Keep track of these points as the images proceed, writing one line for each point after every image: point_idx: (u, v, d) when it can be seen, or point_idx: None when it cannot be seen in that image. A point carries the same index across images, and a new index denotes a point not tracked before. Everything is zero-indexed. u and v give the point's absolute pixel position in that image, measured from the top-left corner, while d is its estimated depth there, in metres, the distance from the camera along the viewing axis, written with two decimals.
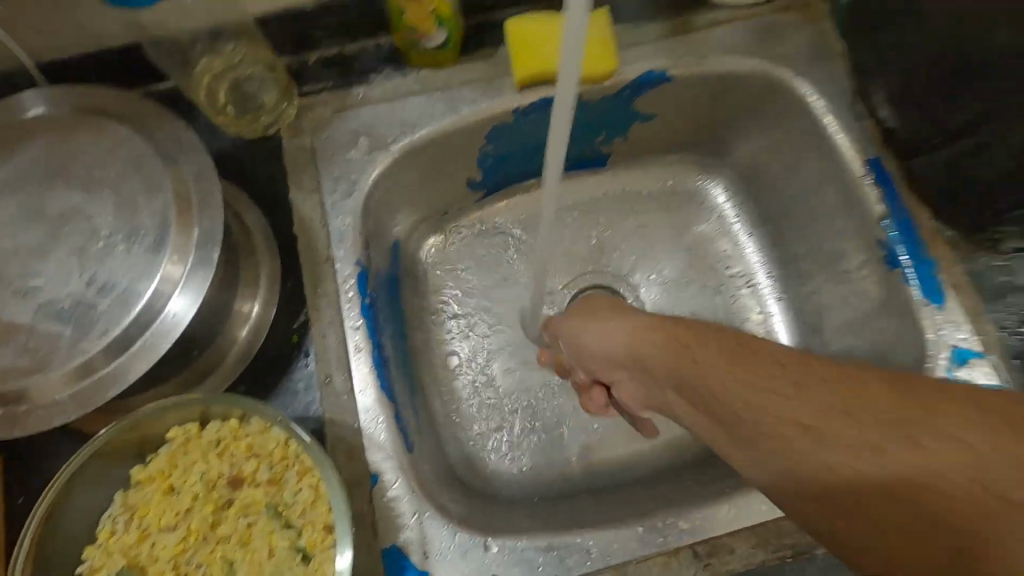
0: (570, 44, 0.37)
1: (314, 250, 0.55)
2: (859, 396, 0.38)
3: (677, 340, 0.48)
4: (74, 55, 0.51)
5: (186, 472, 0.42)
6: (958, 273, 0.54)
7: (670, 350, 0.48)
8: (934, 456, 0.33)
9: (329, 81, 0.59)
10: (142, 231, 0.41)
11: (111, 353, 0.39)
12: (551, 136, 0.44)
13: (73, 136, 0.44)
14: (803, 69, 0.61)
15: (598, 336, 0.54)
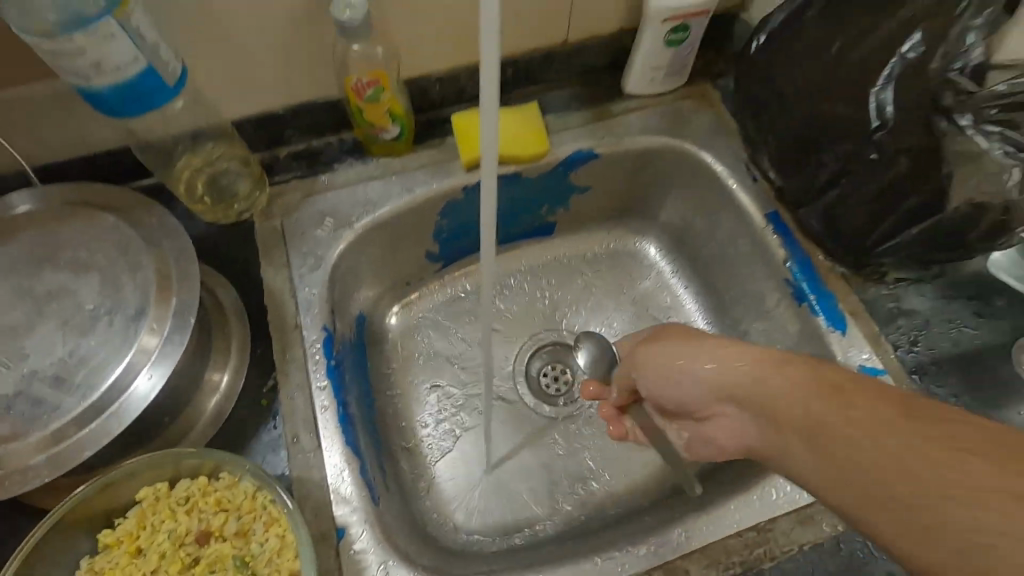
0: (488, 123, 0.41)
1: (283, 319, 0.59)
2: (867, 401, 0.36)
3: (769, 364, 0.43)
4: (64, 158, 0.57)
5: (154, 532, 0.43)
6: (854, 302, 0.63)
7: (760, 375, 0.43)
8: (923, 456, 0.31)
9: (297, 172, 0.67)
10: (124, 305, 0.45)
11: (89, 416, 0.42)
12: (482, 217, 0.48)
13: (63, 226, 0.49)
14: (705, 143, 0.73)
15: (689, 368, 0.49)
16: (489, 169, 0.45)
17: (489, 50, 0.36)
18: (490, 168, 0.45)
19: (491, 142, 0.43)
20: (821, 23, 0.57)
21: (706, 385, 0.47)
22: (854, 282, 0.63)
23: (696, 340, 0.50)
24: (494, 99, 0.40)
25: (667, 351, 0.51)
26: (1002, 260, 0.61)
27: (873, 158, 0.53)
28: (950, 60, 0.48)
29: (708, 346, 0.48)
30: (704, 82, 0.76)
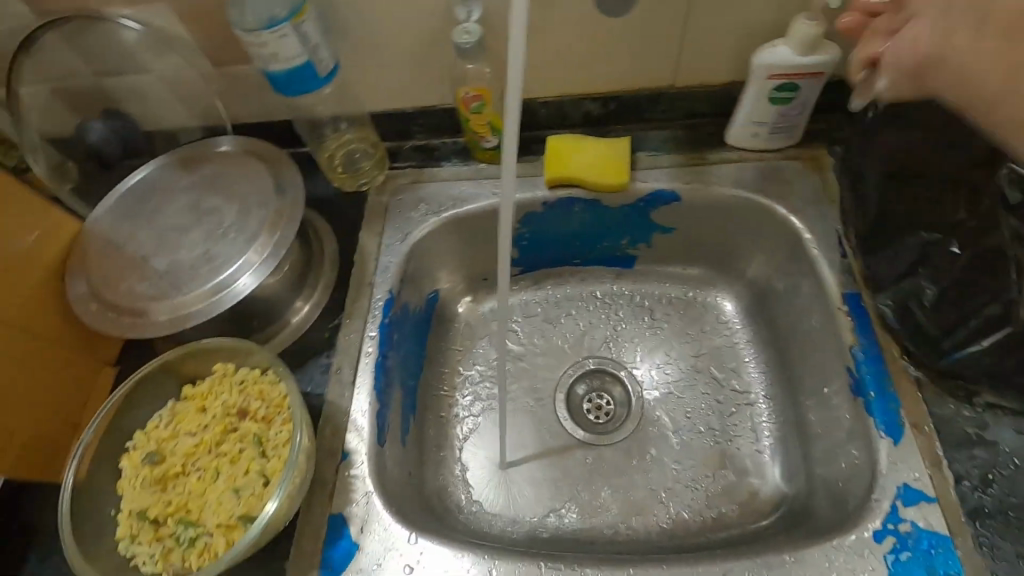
0: (507, 141, 0.51)
1: (363, 275, 0.72)
2: None
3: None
4: (254, 123, 0.77)
5: (216, 398, 0.57)
6: (921, 413, 0.54)
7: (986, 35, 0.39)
8: None
9: (413, 161, 0.79)
10: (248, 228, 0.61)
11: (202, 298, 0.58)
12: (502, 222, 0.58)
13: (232, 165, 0.67)
14: (799, 208, 0.69)
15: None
16: (508, 180, 0.54)
17: (511, 78, 0.47)
18: (510, 176, 0.54)
19: (511, 155, 0.52)
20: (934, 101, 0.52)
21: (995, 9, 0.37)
22: (926, 391, 0.55)
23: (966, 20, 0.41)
24: (512, 123, 0.49)
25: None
26: None
27: (954, 253, 0.51)
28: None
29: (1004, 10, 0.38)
30: (818, 147, 0.73)
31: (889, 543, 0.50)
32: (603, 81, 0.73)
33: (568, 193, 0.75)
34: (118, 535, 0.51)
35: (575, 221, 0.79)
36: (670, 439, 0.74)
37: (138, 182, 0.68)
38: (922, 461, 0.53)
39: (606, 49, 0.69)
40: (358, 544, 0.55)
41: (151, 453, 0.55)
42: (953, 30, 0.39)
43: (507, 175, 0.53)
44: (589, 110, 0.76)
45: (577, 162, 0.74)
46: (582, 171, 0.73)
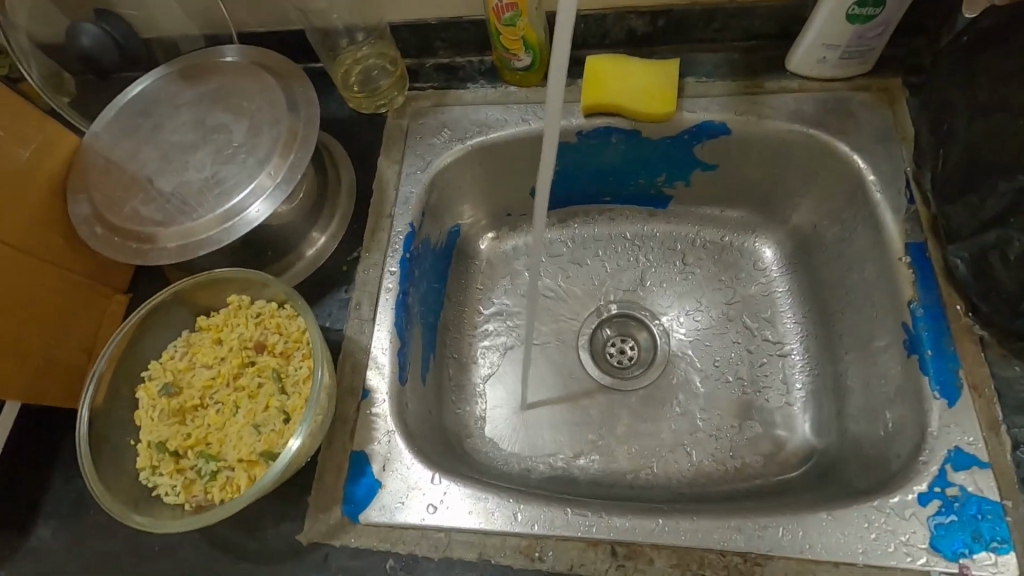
0: (556, 56, 0.45)
1: (382, 206, 0.67)
2: None
3: None
4: (262, 31, 0.70)
5: (231, 330, 0.54)
6: (981, 375, 0.51)
7: None
8: None
9: (436, 82, 0.72)
10: (259, 148, 0.56)
11: (211, 225, 0.54)
12: (542, 152, 0.52)
13: (239, 78, 0.61)
14: (864, 145, 0.62)
15: None
16: (555, 100, 0.48)
17: None
18: (557, 93, 0.48)
19: (560, 70, 0.46)
20: None
21: None
22: (991, 352, 0.52)
23: None
24: (565, 31, 0.43)
25: None
26: None
27: None
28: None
29: None
30: (892, 77, 0.64)
31: (934, 506, 0.48)
32: None
33: (604, 123, 0.68)
34: (139, 465, 0.50)
35: (611, 154, 0.72)
36: (696, 388, 0.72)
37: (137, 95, 0.62)
38: (978, 424, 0.50)
39: None
40: (380, 482, 0.54)
41: (167, 384, 0.53)
42: None
43: (554, 95, 0.47)
44: (634, 27, 0.67)
45: (619, 87, 0.66)
46: (624, 97, 0.66)
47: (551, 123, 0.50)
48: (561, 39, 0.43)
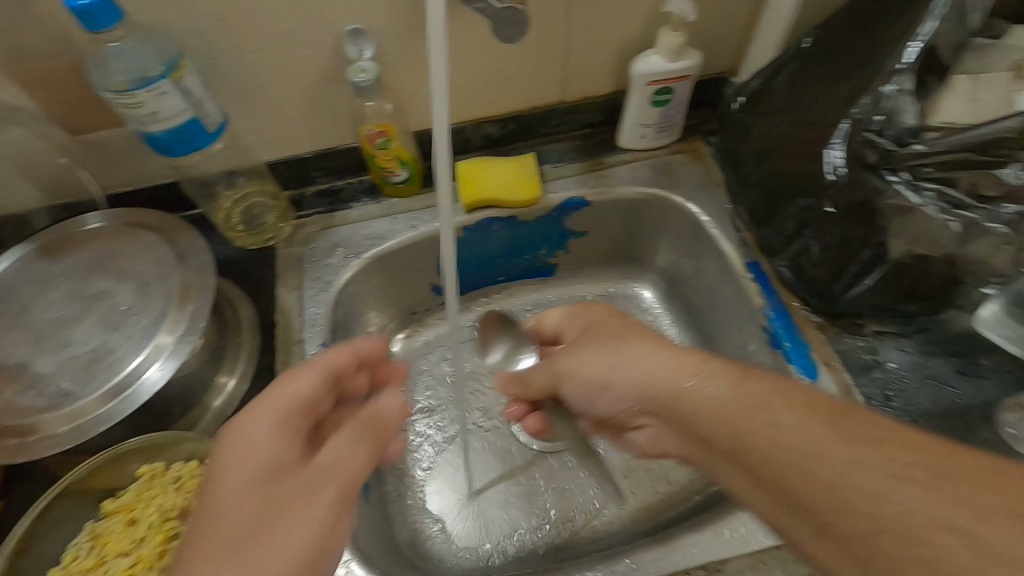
0: (440, 163, 0.52)
1: (289, 333, 0.67)
2: (882, 446, 0.37)
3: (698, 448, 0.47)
4: (130, 190, 0.69)
5: (147, 505, 0.50)
6: (829, 352, 0.63)
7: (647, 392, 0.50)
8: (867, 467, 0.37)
9: (320, 208, 0.76)
10: (152, 307, 0.55)
11: (105, 398, 0.50)
12: (441, 243, 0.58)
13: (116, 240, 0.60)
14: (692, 194, 0.77)
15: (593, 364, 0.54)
16: (445, 200, 0.54)
17: (437, 96, 0.47)
18: (446, 193, 0.54)
19: (446, 173, 0.52)
20: (787, 87, 0.61)
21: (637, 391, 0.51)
22: (828, 331, 0.64)
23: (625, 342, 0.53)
24: (443, 140, 0.50)
25: (600, 357, 0.53)
26: (988, 316, 0.59)
27: (829, 212, 0.55)
28: (876, 114, 0.50)
29: (631, 351, 0.52)
30: (697, 140, 0.81)
31: None
32: (498, 104, 0.76)
33: (484, 215, 0.76)
34: None
35: (496, 240, 0.80)
36: None
37: None
38: (838, 391, 0.61)
39: (498, 70, 0.71)
40: None
41: None
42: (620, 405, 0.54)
43: (444, 194, 0.53)
44: (489, 132, 0.79)
45: (488, 184, 0.76)
46: (497, 192, 0.75)
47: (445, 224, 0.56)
48: (440, 151, 0.50)
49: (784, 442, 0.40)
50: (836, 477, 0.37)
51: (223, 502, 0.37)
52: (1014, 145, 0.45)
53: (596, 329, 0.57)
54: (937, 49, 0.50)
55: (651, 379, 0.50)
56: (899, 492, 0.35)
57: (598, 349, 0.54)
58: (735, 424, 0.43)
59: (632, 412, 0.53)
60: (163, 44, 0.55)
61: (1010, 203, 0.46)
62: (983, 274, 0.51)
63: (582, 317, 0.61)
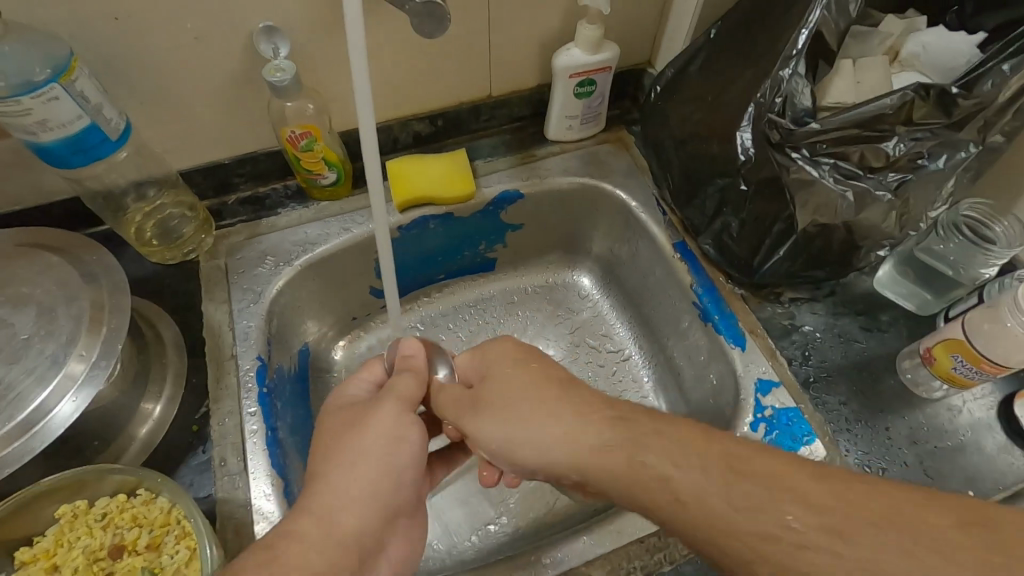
0: (370, 161, 0.51)
1: (220, 350, 0.63)
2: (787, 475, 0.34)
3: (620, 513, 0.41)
4: (23, 209, 0.63)
5: (71, 548, 0.46)
6: (753, 320, 0.68)
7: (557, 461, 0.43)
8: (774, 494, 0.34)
9: (243, 216, 0.72)
10: (58, 333, 0.50)
11: (10, 437, 0.45)
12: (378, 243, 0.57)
13: (7, 263, 0.54)
14: (621, 181, 0.80)
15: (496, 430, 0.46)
16: (378, 200, 0.54)
17: (361, 95, 0.47)
18: (379, 192, 0.53)
19: (376, 173, 0.52)
20: (699, 76, 0.65)
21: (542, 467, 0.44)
22: (752, 302, 0.69)
23: (515, 404, 0.46)
24: (372, 139, 0.50)
25: (494, 425, 0.46)
26: (885, 277, 0.69)
27: (744, 190, 0.60)
28: (777, 97, 0.54)
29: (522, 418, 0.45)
30: (620, 130, 0.85)
31: (761, 429, 0.61)
32: (425, 101, 0.75)
33: (420, 213, 0.76)
34: None
35: (432, 238, 0.80)
36: None
37: None
38: (763, 356, 0.66)
39: (422, 66, 0.70)
40: None
41: None
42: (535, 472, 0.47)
43: (376, 193, 0.53)
44: (418, 130, 0.78)
45: (421, 182, 0.75)
46: (429, 189, 0.75)
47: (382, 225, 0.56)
48: (369, 150, 0.50)
49: (704, 506, 0.36)
50: (755, 551, 0.33)
51: (350, 448, 0.46)
52: (891, 120, 0.51)
53: (490, 383, 0.50)
54: (823, 35, 0.55)
55: (546, 457, 0.43)
56: (792, 530, 0.32)
57: (493, 418, 0.47)
58: (632, 494, 0.39)
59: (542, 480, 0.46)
60: (47, 44, 0.50)
61: (893, 171, 0.53)
62: (877, 237, 0.57)
63: (482, 363, 0.53)
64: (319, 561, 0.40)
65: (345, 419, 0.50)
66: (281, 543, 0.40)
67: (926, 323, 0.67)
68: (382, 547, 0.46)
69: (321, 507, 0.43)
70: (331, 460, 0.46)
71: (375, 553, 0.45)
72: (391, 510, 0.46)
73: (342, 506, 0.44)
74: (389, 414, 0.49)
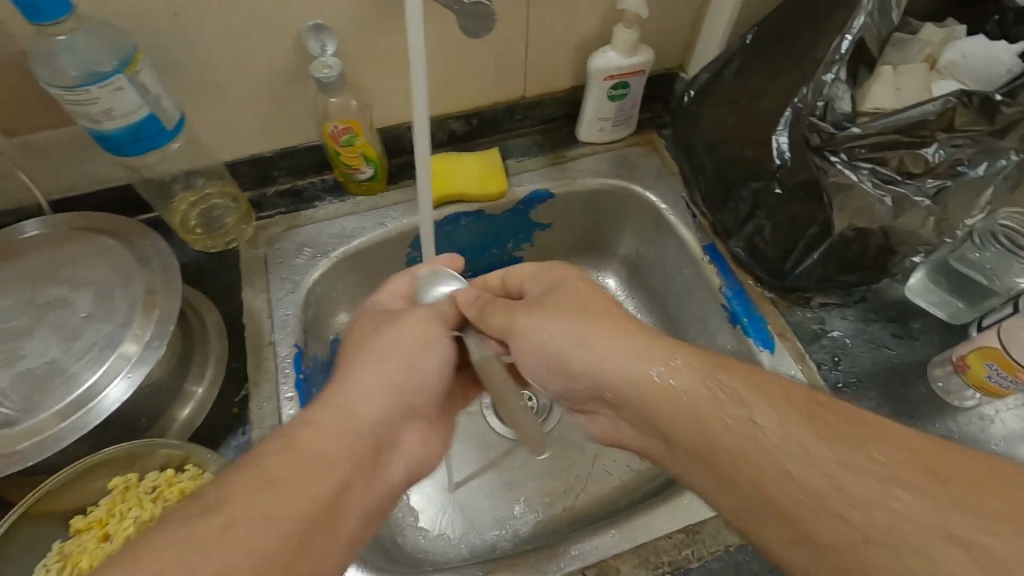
0: (419, 138, 0.55)
1: (259, 337, 0.65)
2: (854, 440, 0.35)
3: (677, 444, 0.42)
4: (77, 195, 0.66)
5: (121, 518, 0.49)
6: (782, 323, 0.68)
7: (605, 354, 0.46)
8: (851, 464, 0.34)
9: (283, 208, 0.74)
10: (115, 313, 0.52)
11: (67, 410, 0.48)
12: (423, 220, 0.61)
13: (66, 247, 0.57)
14: (650, 183, 0.81)
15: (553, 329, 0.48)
16: (424, 180, 0.58)
17: (415, 76, 0.51)
18: (426, 170, 0.58)
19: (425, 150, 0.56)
20: (734, 80, 0.66)
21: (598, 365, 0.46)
22: (781, 306, 0.69)
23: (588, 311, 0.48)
24: (423, 119, 0.54)
25: (562, 320, 0.48)
26: (916, 285, 0.69)
27: (778, 193, 0.60)
28: (818, 100, 0.54)
29: (596, 325, 0.47)
30: (650, 133, 0.85)
31: None
32: (462, 100, 0.77)
33: (453, 210, 0.77)
34: None
35: (463, 234, 0.81)
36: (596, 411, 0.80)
37: None
38: (792, 359, 0.66)
39: (461, 66, 0.72)
40: None
41: None
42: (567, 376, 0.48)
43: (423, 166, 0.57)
44: (453, 128, 0.80)
45: (456, 179, 0.77)
46: (463, 185, 0.76)
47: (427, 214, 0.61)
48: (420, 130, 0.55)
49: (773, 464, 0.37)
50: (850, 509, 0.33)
51: (371, 350, 0.49)
52: (932, 127, 0.52)
53: (554, 294, 0.51)
54: (866, 42, 0.55)
55: (598, 367, 0.46)
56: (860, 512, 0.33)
57: (552, 318, 0.49)
58: None
59: (584, 396, 0.49)
60: (114, 37, 0.52)
61: (932, 178, 0.54)
62: (913, 243, 0.58)
63: (540, 279, 0.54)
64: (341, 445, 0.41)
65: (377, 322, 0.52)
66: (296, 429, 0.41)
67: (958, 332, 0.67)
68: (397, 439, 0.47)
69: (343, 397, 0.45)
70: (361, 359, 0.48)
71: (390, 444, 0.46)
72: (417, 389, 0.49)
73: (356, 397, 0.45)
74: (415, 323, 0.51)
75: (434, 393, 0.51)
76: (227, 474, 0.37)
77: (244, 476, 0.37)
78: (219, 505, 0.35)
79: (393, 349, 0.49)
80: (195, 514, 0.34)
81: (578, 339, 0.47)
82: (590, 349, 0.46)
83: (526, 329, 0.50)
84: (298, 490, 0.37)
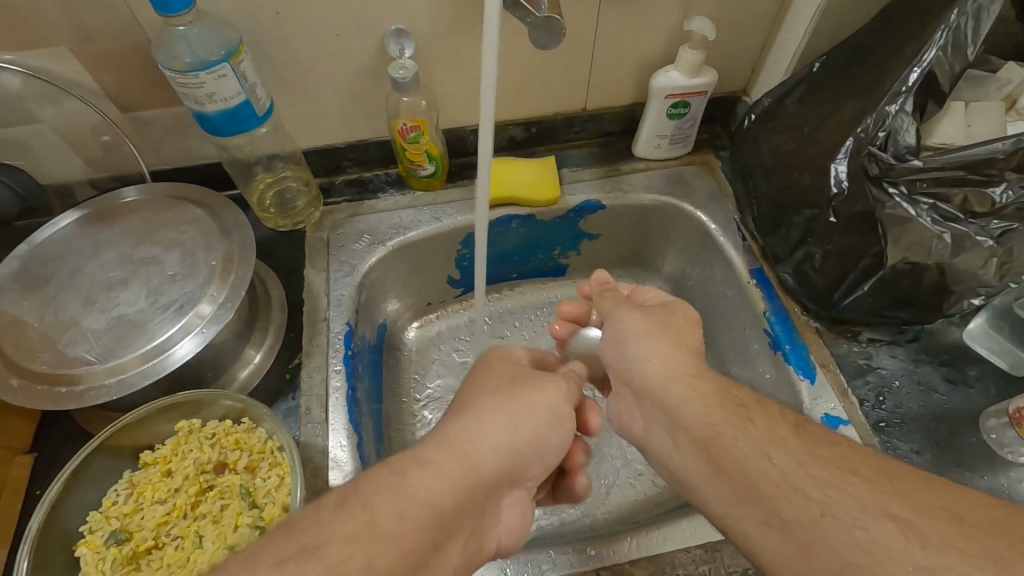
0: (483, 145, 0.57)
1: (315, 312, 0.70)
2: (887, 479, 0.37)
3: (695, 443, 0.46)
4: (174, 168, 0.73)
5: (183, 459, 0.55)
6: (826, 355, 0.67)
7: (668, 355, 0.51)
8: None
9: (348, 196, 0.80)
10: (198, 273, 0.58)
11: (148, 355, 0.53)
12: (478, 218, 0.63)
13: (161, 213, 0.63)
14: (703, 204, 0.81)
15: (632, 325, 0.54)
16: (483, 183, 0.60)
17: (486, 86, 0.53)
18: (486, 173, 0.60)
19: (486, 152, 0.58)
20: (798, 106, 0.66)
21: (648, 361, 0.51)
22: (826, 336, 0.68)
23: (678, 326, 0.53)
24: (487, 133, 0.56)
25: (654, 321, 0.54)
26: (976, 330, 0.66)
27: (832, 222, 0.60)
28: (880, 131, 0.55)
29: (677, 331, 0.53)
30: (708, 153, 0.86)
31: None
32: (525, 108, 0.80)
33: (505, 212, 0.80)
34: None
35: (513, 236, 0.84)
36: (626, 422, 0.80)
37: (43, 240, 0.62)
38: (833, 391, 0.64)
39: (528, 77, 0.76)
40: None
41: (115, 531, 0.52)
42: (618, 357, 0.54)
43: (484, 164, 0.59)
44: (514, 135, 0.83)
45: (512, 183, 0.80)
46: (517, 189, 0.79)
47: (482, 211, 0.63)
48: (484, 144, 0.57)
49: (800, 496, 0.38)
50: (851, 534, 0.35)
51: (501, 405, 0.49)
52: (1001, 166, 0.51)
53: (663, 309, 0.56)
54: (935, 75, 0.54)
55: (642, 362, 0.52)
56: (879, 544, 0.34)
57: (641, 315, 0.55)
58: None
59: (618, 376, 0.55)
60: (224, 31, 0.59)
61: (998, 219, 0.53)
62: (971, 283, 0.56)
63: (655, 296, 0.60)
64: (447, 491, 0.40)
65: (517, 373, 0.53)
66: (413, 471, 0.41)
67: (1017, 384, 0.64)
68: (496, 503, 0.46)
69: (463, 439, 0.45)
70: (499, 402, 0.49)
71: (487, 507, 0.45)
72: (527, 464, 0.48)
73: (476, 443, 0.45)
74: (551, 394, 0.52)
75: (542, 466, 0.50)
76: (332, 516, 0.37)
77: (352, 517, 0.36)
78: (316, 551, 0.34)
79: (528, 412, 0.49)
80: (292, 560, 0.33)
81: (647, 336, 0.53)
82: (633, 342, 0.53)
83: (618, 313, 0.57)
84: (405, 544, 0.36)
